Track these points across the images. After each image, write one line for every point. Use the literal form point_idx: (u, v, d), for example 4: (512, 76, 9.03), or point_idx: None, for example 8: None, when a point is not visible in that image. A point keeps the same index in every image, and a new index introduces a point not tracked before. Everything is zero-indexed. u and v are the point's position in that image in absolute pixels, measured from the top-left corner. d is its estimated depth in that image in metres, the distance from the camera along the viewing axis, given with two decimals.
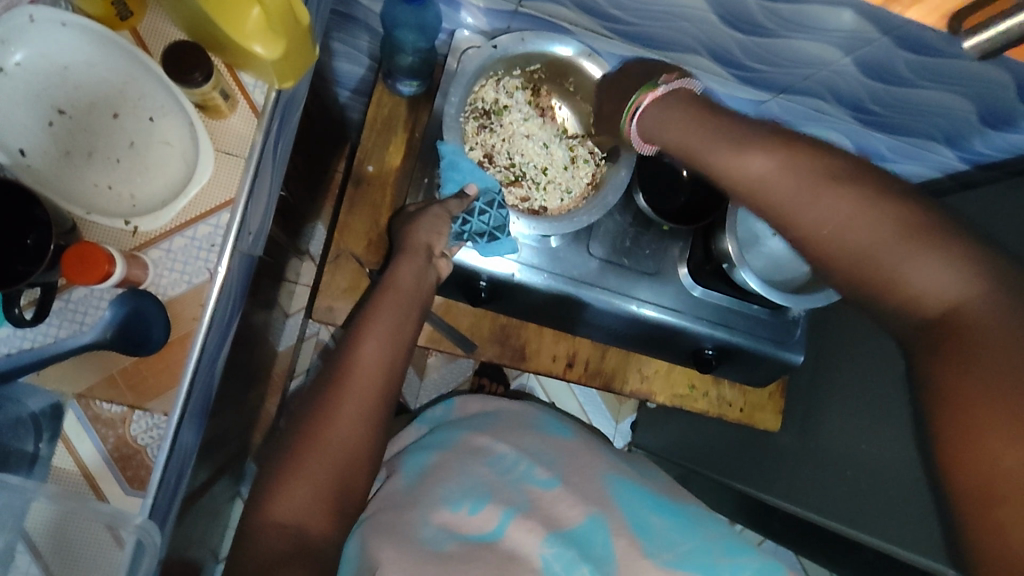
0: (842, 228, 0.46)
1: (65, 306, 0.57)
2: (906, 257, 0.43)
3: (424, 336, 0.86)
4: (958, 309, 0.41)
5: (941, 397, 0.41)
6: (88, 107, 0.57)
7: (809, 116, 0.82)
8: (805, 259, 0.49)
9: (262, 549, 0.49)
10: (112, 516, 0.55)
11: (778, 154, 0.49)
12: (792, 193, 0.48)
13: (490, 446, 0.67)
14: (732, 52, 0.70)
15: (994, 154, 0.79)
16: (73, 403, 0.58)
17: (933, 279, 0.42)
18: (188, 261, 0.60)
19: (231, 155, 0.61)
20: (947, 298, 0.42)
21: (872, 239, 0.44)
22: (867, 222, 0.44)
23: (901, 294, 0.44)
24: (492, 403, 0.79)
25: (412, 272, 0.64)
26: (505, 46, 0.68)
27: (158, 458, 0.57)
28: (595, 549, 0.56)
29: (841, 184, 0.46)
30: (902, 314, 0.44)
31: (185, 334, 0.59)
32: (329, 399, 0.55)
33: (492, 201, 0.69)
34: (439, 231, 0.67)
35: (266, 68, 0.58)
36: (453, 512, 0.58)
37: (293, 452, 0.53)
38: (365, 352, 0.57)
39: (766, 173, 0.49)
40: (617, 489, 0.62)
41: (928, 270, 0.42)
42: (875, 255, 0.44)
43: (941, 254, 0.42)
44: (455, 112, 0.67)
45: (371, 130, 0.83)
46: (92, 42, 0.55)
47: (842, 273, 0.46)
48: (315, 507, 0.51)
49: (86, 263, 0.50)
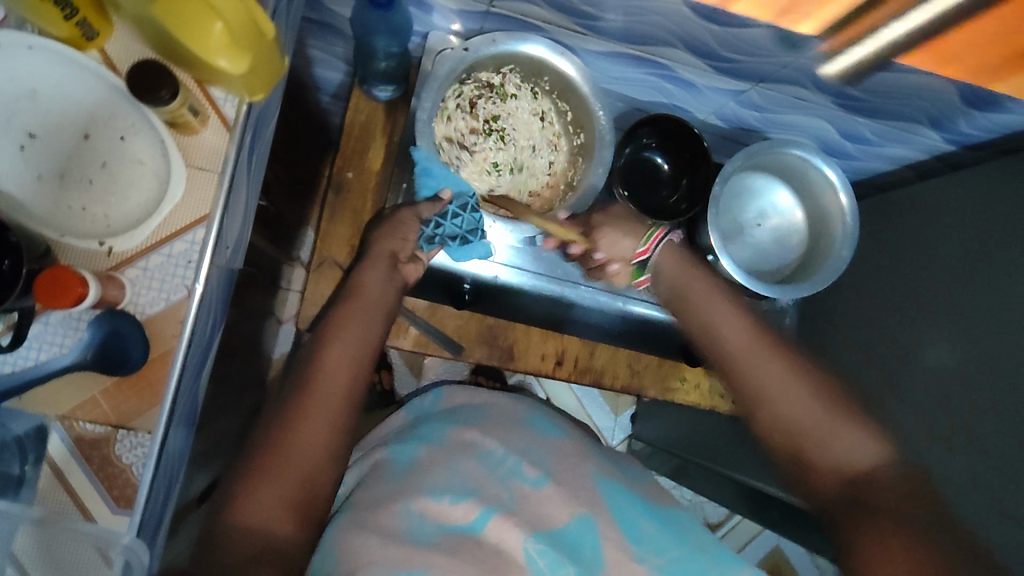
0: (796, 401, 0.67)
1: (44, 329, 0.57)
2: (836, 431, 0.64)
3: (410, 341, 0.85)
4: (873, 471, 0.61)
5: (855, 537, 0.58)
6: (58, 129, 0.57)
7: (790, 105, 0.81)
8: (759, 418, 0.69)
9: (225, 554, 0.49)
10: (101, 537, 0.56)
11: (756, 341, 0.73)
12: (753, 363, 0.71)
13: (479, 442, 0.66)
14: (708, 44, 0.69)
15: (981, 135, 0.78)
16: (57, 424, 0.58)
17: (854, 450, 0.62)
18: (165, 279, 0.59)
19: (203, 169, 0.60)
20: (869, 463, 0.61)
21: (823, 415, 0.65)
22: (817, 402, 0.66)
23: (836, 453, 0.63)
24: (479, 396, 0.78)
25: (379, 280, 0.65)
26: (477, 47, 0.67)
27: (144, 475, 0.57)
28: (584, 551, 0.57)
29: (788, 368, 0.69)
30: (822, 480, 0.63)
31: (165, 351, 0.59)
32: (296, 406, 0.56)
33: (465, 205, 0.67)
34: (403, 238, 0.68)
35: (234, 83, 0.57)
36: (435, 501, 0.58)
37: (266, 456, 0.53)
38: (330, 357, 0.59)
39: (748, 353, 0.72)
40: (607, 490, 0.63)
41: (858, 441, 0.63)
42: (810, 431, 0.65)
43: (855, 434, 0.63)
44: (427, 117, 0.66)
45: (349, 137, 0.83)
46: (58, 64, 0.55)
47: (789, 439, 0.66)
48: (279, 511, 0.52)
49: (60, 286, 0.50)
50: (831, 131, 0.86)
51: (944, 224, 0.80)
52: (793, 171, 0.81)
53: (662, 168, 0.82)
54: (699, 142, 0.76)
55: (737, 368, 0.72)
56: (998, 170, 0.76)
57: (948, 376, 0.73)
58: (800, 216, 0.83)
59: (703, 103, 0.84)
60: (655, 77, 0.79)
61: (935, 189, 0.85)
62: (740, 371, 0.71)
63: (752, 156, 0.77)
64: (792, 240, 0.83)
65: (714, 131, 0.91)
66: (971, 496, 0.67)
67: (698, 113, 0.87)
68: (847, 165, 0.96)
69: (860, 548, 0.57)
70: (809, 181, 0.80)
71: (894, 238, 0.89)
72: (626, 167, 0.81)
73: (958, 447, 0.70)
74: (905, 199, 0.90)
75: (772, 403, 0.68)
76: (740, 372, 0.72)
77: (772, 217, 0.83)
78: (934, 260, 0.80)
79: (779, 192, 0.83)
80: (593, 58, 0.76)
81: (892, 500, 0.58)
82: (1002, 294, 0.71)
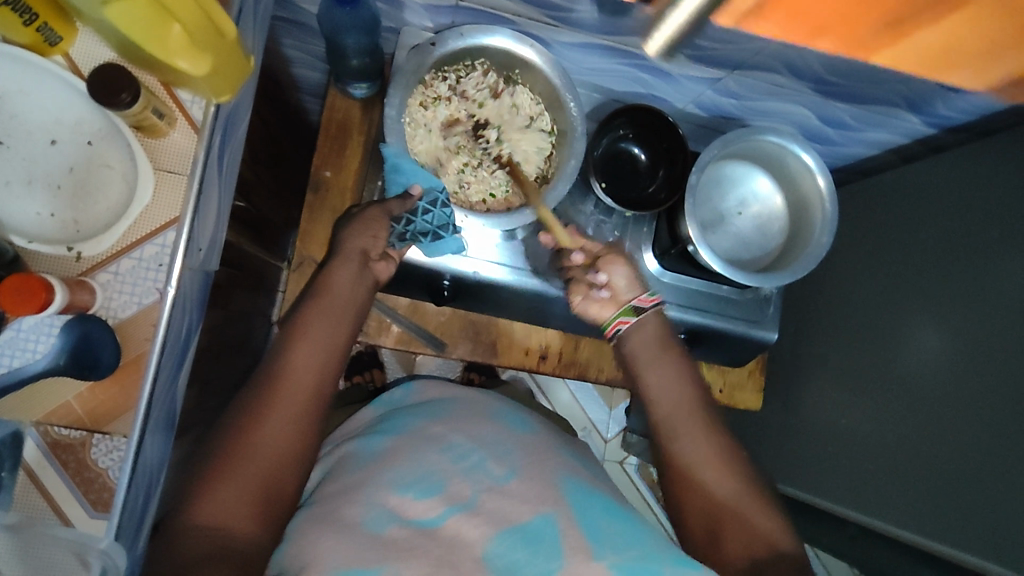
0: (718, 478, 0.63)
1: (17, 335, 0.57)
2: (749, 507, 0.61)
3: (393, 339, 0.86)
4: (775, 554, 0.57)
5: None
6: (25, 135, 0.57)
7: (767, 91, 0.80)
8: (672, 485, 0.65)
9: (182, 549, 0.49)
10: (78, 543, 0.56)
11: (696, 409, 0.68)
12: (686, 424, 0.66)
13: (447, 436, 0.66)
14: (679, 32, 0.68)
15: (960, 117, 0.78)
16: (32, 430, 0.58)
17: (765, 526, 0.59)
18: (137, 283, 0.59)
19: (172, 173, 0.60)
20: (776, 544, 0.58)
21: (740, 495, 0.62)
22: (734, 482, 0.62)
23: (743, 531, 0.59)
24: (450, 389, 0.81)
25: (349, 278, 0.65)
26: (444, 42, 0.67)
27: (122, 478, 0.57)
28: (543, 545, 0.54)
29: (716, 442, 0.65)
30: (724, 554, 0.59)
31: (138, 355, 0.59)
32: (260, 405, 0.57)
33: (435, 201, 0.69)
34: (371, 234, 0.67)
35: (198, 84, 0.57)
36: (397, 496, 0.58)
37: (227, 454, 0.54)
38: (297, 357, 0.59)
39: (686, 424, 0.66)
40: (570, 491, 0.61)
41: (766, 522, 0.60)
42: (728, 502, 0.61)
43: (768, 513, 0.60)
44: (396, 113, 0.66)
45: (326, 135, 0.83)
46: (23, 70, 0.55)
47: (706, 514, 0.61)
48: (241, 510, 0.52)
49: (26, 292, 0.51)
50: (811, 117, 0.86)
51: (925, 208, 0.80)
52: (770, 158, 0.81)
53: (639, 159, 0.82)
54: (675, 131, 0.76)
55: (664, 439, 0.67)
56: (978, 153, 0.75)
57: (932, 362, 0.73)
58: (780, 201, 0.82)
59: (680, 92, 0.83)
60: (629, 67, 0.79)
61: (918, 172, 0.84)
62: (670, 440, 0.66)
63: (728, 144, 0.76)
64: (773, 228, 0.82)
65: (694, 120, 0.91)
66: (952, 482, 0.67)
67: (677, 102, 0.87)
68: (830, 151, 0.95)
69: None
70: (788, 170, 0.80)
71: (877, 223, 0.88)
72: (602, 160, 0.81)
73: (941, 433, 0.70)
74: (888, 184, 0.89)
75: (694, 475, 0.63)
76: (670, 447, 0.66)
77: (752, 205, 0.83)
78: (916, 246, 0.80)
79: (759, 179, 0.83)
80: (567, 49, 0.76)
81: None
82: (985, 278, 0.70)
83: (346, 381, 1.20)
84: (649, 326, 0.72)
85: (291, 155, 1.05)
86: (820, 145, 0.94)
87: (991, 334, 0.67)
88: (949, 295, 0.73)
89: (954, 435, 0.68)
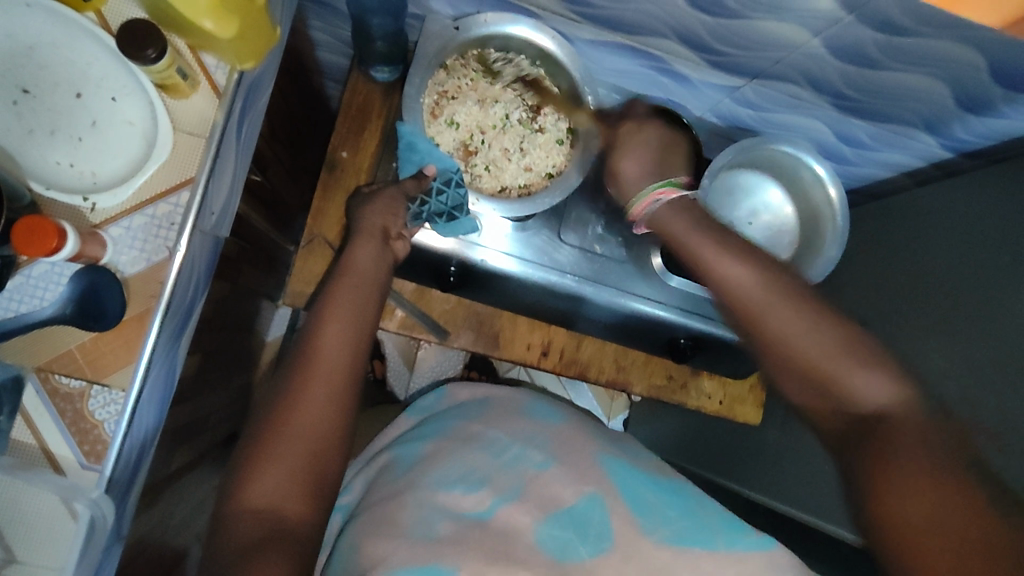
0: (800, 335, 0.53)
1: (25, 282, 0.58)
2: (850, 368, 0.51)
3: (396, 323, 0.86)
4: (886, 414, 0.50)
5: (874, 471, 0.48)
6: (52, 86, 0.58)
7: (785, 103, 0.81)
8: (772, 363, 0.55)
9: (238, 536, 0.50)
10: (69, 490, 0.57)
11: (761, 275, 0.56)
12: (769, 302, 0.55)
13: (484, 433, 0.67)
14: (701, 36, 0.68)
15: (978, 141, 0.78)
16: (33, 376, 0.58)
17: (871, 391, 0.51)
18: (148, 239, 0.60)
19: (193, 135, 0.61)
20: (879, 404, 0.50)
21: (828, 349, 0.52)
22: (827, 333, 0.53)
23: (847, 399, 0.52)
24: (482, 390, 0.81)
25: (371, 255, 0.65)
26: (468, 27, 0.68)
27: (116, 434, 0.58)
28: (591, 527, 0.56)
29: (801, 309, 0.54)
30: (842, 416, 0.52)
31: (142, 311, 0.60)
32: (292, 384, 0.56)
33: (449, 181, 0.70)
34: (394, 213, 0.68)
35: (223, 47, 0.58)
36: (447, 493, 0.59)
37: (266, 437, 0.54)
38: (328, 334, 0.58)
39: (763, 299, 0.55)
40: (612, 469, 0.62)
41: (870, 384, 0.51)
42: (823, 365, 0.52)
43: (878, 370, 0.51)
44: (416, 93, 0.68)
45: (346, 118, 0.84)
46: (57, 24, 0.57)
47: (793, 371, 0.54)
48: (289, 488, 0.52)
49: (36, 235, 0.51)
50: (828, 133, 0.86)
51: (940, 229, 0.80)
52: (784, 170, 0.81)
53: None
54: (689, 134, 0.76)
55: (743, 317, 0.56)
56: (996, 177, 0.75)
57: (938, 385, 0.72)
58: (790, 212, 0.83)
59: (698, 98, 0.84)
60: (649, 70, 0.79)
61: (932, 195, 0.84)
62: (744, 314, 0.56)
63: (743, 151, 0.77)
64: (783, 240, 0.82)
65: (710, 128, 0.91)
66: None
67: (694, 110, 0.88)
68: (845, 170, 0.95)
69: (893, 483, 0.46)
70: (800, 181, 0.80)
71: (889, 245, 0.88)
72: None
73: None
74: (901, 206, 0.89)
75: (787, 348, 0.54)
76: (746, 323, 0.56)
77: (763, 214, 0.83)
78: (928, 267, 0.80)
79: (771, 189, 0.84)
80: (589, 47, 0.77)
81: (914, 445, 0.47)
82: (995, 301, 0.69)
83: None
84: (673, 215, 0.62)
85: (308, 139, 1.06)
86: (834, 163, 0.94)
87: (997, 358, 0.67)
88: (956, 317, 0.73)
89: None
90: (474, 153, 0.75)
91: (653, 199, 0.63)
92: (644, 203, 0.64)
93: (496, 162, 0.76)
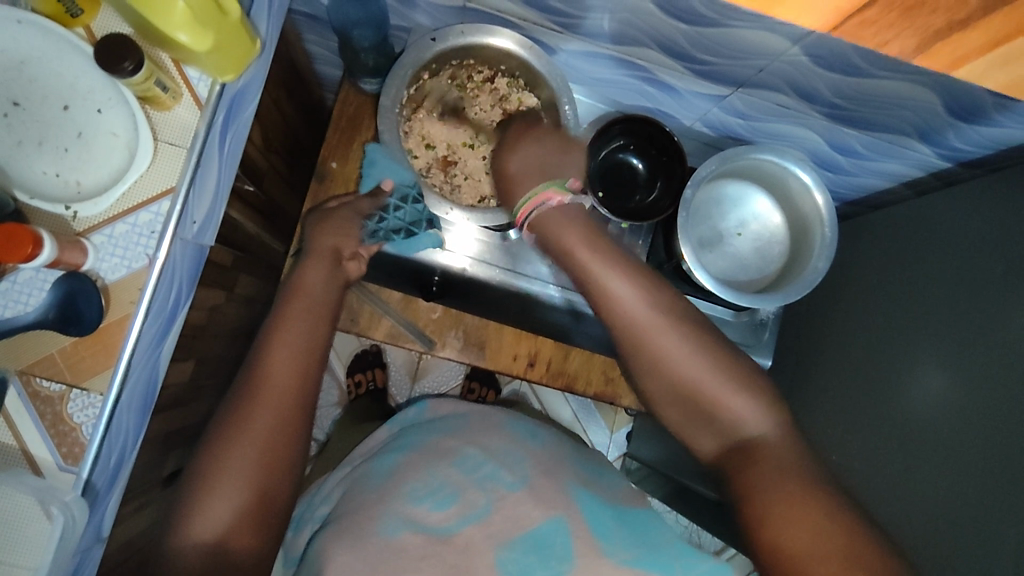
0: (686, 365, 0.60)
1: (11, 287, 0.60)
2: (727, 393, 0.59)
3: (382, 332, 0.86)
4: (754, 437, 0.58)
5: (753, 491, 0.56)
6: (41, 99, 0.60)
7: (774, 112, 0.79)
8: (654, 380, 0.62)
9: (184, 564, 0.51)
10: (45, 491, 0.59)
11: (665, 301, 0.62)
12: (657, 334, 0.60)
13: (459, 449, 0.66)
14: (681, 44, 0.68)
15: (974, 150, 0.75)
16: (15, 380, 0.60)
17: (744, 414, 0.59)
18: (128, 247, 0.62)
19: (174, 146, 0.63)
20: (751, 425, 0.58)
21: (707, 375, 0.60)
22: (703, 360, 0.60)
23: (724, 421, 0.59)
24: (461, 405, 0.81)
25: (322, 278, 0.66)
26: (446, 38, 0.68)
27: (94, 437, 0.60)
28: (553, 549, 0.55)
29: (685, 337, 0.61)
30: (722, 434, 0.60)
31: (123, 316, 0.61)
32: (246, 404, 0.57)
33: (405, 197, 0.77)
34: (346, 234, 0.71)
35: (201, 60, 0.60)
36: (415, 508, 0.59)
37: (216, 461, 0.55)
38: (275, 360, 0.59)
39: (663, 337, 0.60)
40: (581, 496, 0.61)
41: (743, 406, 0.59)
42: (705, 393, 0.59)
43: (750, 394, 0.59)
44: (392, 104, 0.68)
45: (335, 129, 0.85)
46: (47, 40, 0.59)
47: (685, 404, 0.60)
48: (239, 518, 0.54)
49: (14, 242, 0.53)
50: (821, 143, 0.84)
51: (943, 241, 0.77)
52: (772, 180, 0.80)
53: (639, 169, 0.82)
54: (673, 145, 0.76)
55: (651, 335, 0.61)
56: (999, 189, 0.73)
57: (931, 405, 0.70)
58: (778, 220, 0.82)
59: (687, 108, 0.83)
60: (636, 80, 0.79)
61: (935, 207, 0.81)
62: (643, 344, 0.61)
63: (726, 160, 0.76)
64: (773, 251, 0.83)
65: (702, 138, 0.91)
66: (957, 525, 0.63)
67: (683, 119, 0.87)
68: (844, 181, 0.93)
69: (765, 500, 0.54)
70: (789, 191, 0.79)
71: (891, 257, 0.85)
72: (601, 169, 0.80)
73: (950, 482, 0.65)
74: (903, 217, 0.87)
75: (675, 377, 0.60)
76: (637, 347, 0.61)
77: (752, 224, 0.83)
78: (924, 282, 0.77)
79: (759, 199, 0.83)
80: (573, 57, 0.77)
81: (781, 465, 0.56)
82: (990, 319, 0.67)
83: (347, 378, 1.21)
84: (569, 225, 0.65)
85: (310, 150, 1.08)
86: (832, 174, 0.92)
87: (989, 377, 0.65)
88: (958, 334, 0.70)
89: (955, 484, 0.65)
90: (452, 166, 0.77)
91: (541, 201, 0.65)
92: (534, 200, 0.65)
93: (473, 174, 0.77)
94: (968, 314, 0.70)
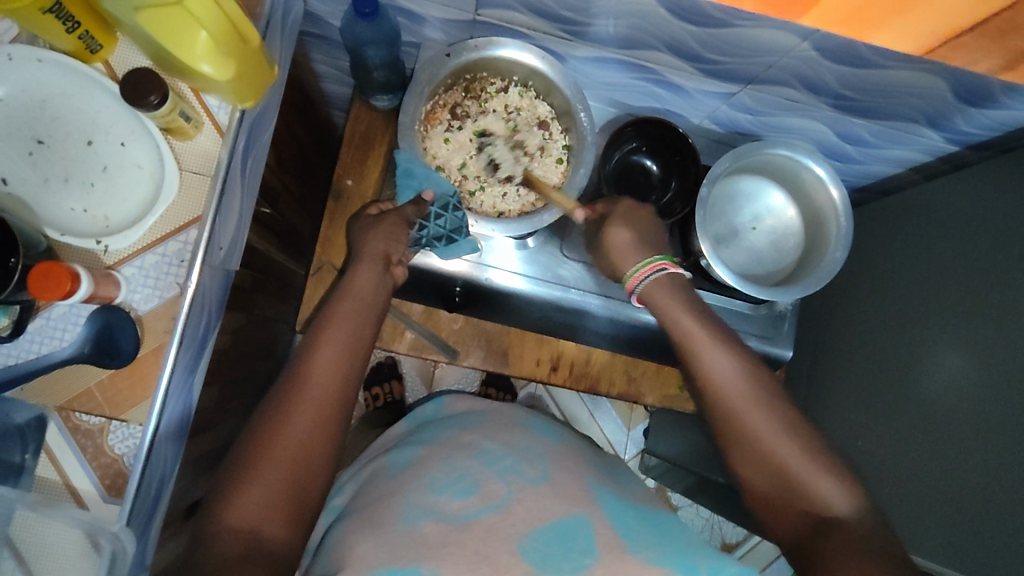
0: (778, 443, 0.59)
1: (46, 323, 0.60)
2: (816, 473, 0.58)
3: (406, 344, 0.93)
4: (833, 517, 0.56)
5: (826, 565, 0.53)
6: (64, 135, 0.61)
7: (783, 106, 0.80)
8: (737, 452, 0.62)
9: (218, 551, 0.51)
10: (91, 524, 0.59)
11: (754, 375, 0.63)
12: (750, 407, 0.61)
13: (478, 442, 0.68)
14: (690, 45, 0.69)
15: (981, 132, 0.77)
16: (55, 415, 0.61)
17: (830, 496, 0.57)
18: (159, 277, 0.62)
19: (198, 174, 0.64)
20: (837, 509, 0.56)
21: (795, 457, 0.59)
22: (788, 441, 0.59)
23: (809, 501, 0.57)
24: (480, 402, 0.83)
25: (372, 282, 0.67)
26: (459, 53, 0.69)
27: (135, 466, 0.60)
28: (576, 542, 0.54)
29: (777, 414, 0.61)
30: (796, 517, 0.58)
31: (156, 347, 0.62)
32: (283, 402, 0.58)
33: (447, 205, 0.73)
34: (397, 240, 0.70)
35: (223, 89, 0.60)
36: (438, 498, 0.59)
37: (256, 453, 0.56)
38: (319, 360, 0.60)
39: (749, 403, 0.61)
40: (603, 496, 0.61)
41: (831, 490, 0.57)
42: (789, 473, 0.59)
43: (837, 478, 0.58)
44: (411, 121, 0.69)
45: (349, 145, 0.86)
46: (67, 76, 0.60)
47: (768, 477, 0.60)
48: (269, 510, 0.54)
49: (51, 281, 0.54)
50: (828, 133, 0.85)
51: (955, 223, 0.78)
52: (787, 174, 0.82)
53: (652, 170, 0.83)
54: (685, 143, 0.77)
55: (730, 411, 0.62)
56: (1009, 170, 0.74)
57: (955, 386, 0.71)
58: (792, 214, 0.83)
59: (696, 107, 0.84)
60: (645, 82, 0.80)
61: (945, 191, 0.83)
62: (728, 414, 0.62)
63: (740, 157, 0.77)
64: (788, 244, 0.83)
65: (710, 136, 0.92)
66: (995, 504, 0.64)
67: (692, 118, 0.88)
68: (851, 169, 0.95)
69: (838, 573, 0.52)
70: (803, 183, 0.80)
71: (903, 240, 0.86)
72: (614, 173, 0.82)
73: (985, 460, 0.66)
74: (912, 202, 0.88)
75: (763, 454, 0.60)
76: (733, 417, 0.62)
77: (766, 219, 0.84)
78: (939, 265, 0.78)
79: (773, 193, 0.84)
80: (584, 64, 0.78)
81: (856, 542, 0.53)
82: (1010, 300, 0.68)
83: (365, 391, 1.22)
84: (663, 293, 0.68)
85: (321, 168, 1.08)
86: (840, 163, 0.93)
87: (1013, 357, 0.65)
88: (978, 315, 0.71)
89: (992, 461, 0.65)
90: (472, 178, 0.77)
91: (658, 268, 0.68)
92: (644, 271, 0.68)
93: (492, 184, 0.78)
94: (988, 295, 0.71)
